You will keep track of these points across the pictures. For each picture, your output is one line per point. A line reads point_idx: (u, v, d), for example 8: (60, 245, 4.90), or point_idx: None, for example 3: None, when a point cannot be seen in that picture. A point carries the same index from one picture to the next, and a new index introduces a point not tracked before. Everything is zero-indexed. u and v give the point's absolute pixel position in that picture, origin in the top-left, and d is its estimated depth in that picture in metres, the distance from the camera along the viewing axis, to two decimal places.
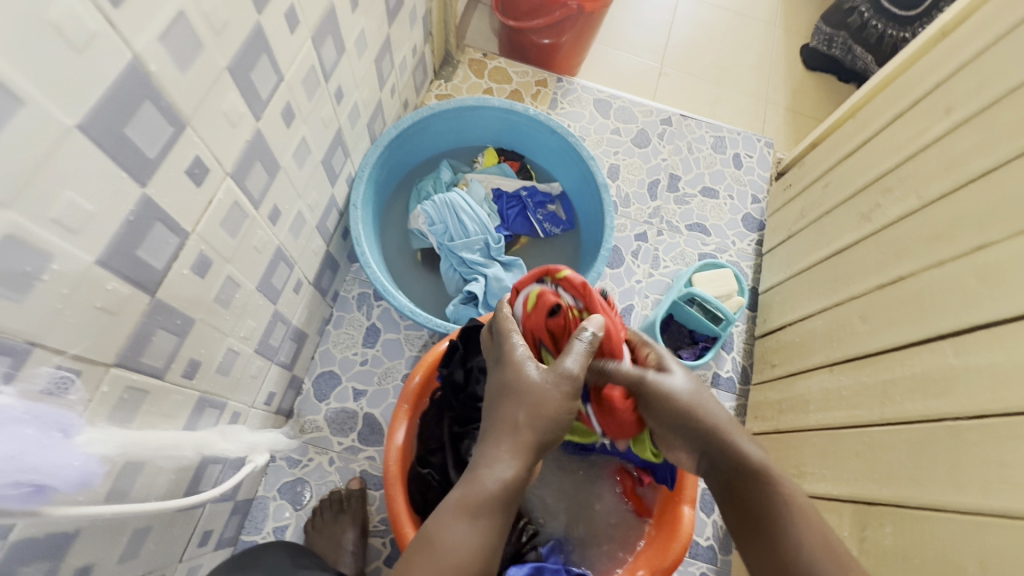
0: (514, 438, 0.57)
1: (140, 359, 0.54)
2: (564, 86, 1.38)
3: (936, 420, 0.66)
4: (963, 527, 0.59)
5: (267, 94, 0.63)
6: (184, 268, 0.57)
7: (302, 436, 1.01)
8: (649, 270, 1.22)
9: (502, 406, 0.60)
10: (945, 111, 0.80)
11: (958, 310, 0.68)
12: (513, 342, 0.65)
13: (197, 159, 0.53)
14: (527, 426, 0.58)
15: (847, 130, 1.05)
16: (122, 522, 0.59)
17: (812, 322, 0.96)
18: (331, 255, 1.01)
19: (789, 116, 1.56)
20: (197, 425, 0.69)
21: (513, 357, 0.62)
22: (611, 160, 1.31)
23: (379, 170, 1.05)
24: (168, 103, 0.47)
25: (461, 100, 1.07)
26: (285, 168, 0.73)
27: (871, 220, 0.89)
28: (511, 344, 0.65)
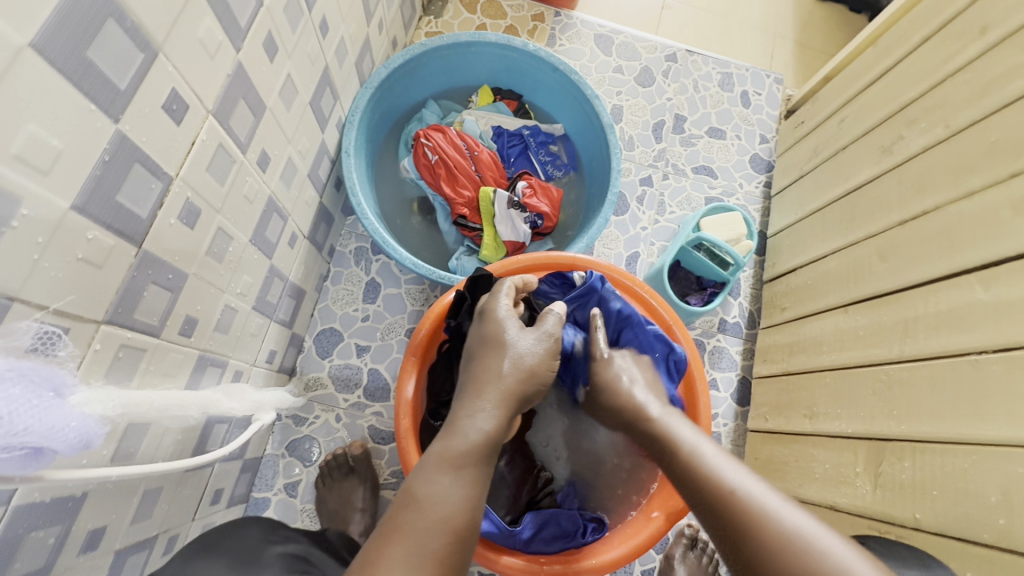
0: (498, 387, 0.57)
1: (134, 317, 0.51)
2: (563, 21, 1.29)
3: (958, 355, 0.65)
4: (984, 460, 0.59)
5: (247, 21, 0.56)
6: (171, 218, 0.52)
7: (307, 394, 1.00)
8: (655, 217, 1.18)
9: (485, 357, 0.60)
10: (981, 32, 0.75)
11: (986, 243, 0.65)
12: (498, 299, 0.65)
13: (174, 92, 0.48)
14: (511, 376, 0.58)
15: (867, 60, 0.99)
16: (132, 484, 0.58)
17: (825, 263, 0.94)
18: (324, 208, 0.96)
19: (798, 51, 1.48)
20: (199, 385, 0.66)
21: (495, 314, 0.63)
22: (614, 101, 1.25)
23: (370, 115, 0.98)
24: (135, 24, 0.41)
25: (455, 36, 1.00)
26: (272, 108, 0.67)
27: (893, 154, 0.85)
28: (496, 301, 0.65)
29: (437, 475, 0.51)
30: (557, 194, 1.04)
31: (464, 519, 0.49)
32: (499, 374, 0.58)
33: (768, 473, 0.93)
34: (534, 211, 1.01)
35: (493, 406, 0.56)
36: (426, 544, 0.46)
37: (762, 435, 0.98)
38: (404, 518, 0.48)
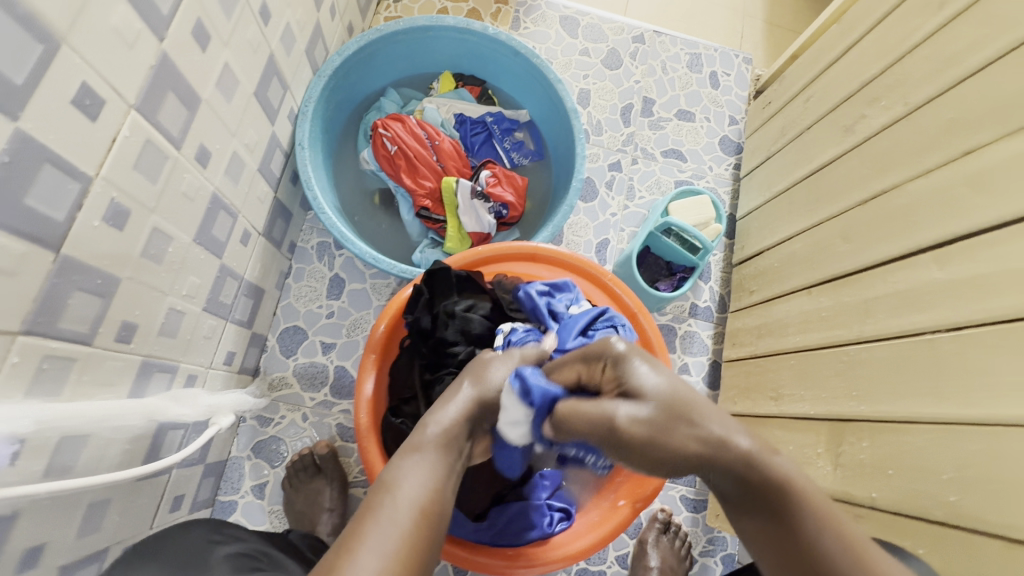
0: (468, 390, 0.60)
1: (57, 326, 0.48)
2: (527, 3, 1.26)
3: (914, 334, 0.65)
4: (938, 438, 0.59)
5: (171, 8, 0.53)
6: (95, 220, 0.49)
7: (271, 394, 0.97)
8: (624, 202, 1.17)
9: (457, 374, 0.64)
10: (939, 6, 0.74)
11: (942, 221, 0.65)
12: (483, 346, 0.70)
13: (86, 86, 0.45)
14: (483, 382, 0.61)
15: (831, 37, 0.98)
16: (73, 498, 0.55)
17: (791, 245, 0.94)
18: (281, 202, 0.93)
19: (767, 30, 1.47)
20: (144, 392, 0.64)
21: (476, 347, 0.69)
22: (581, 84, 1.22)
23: (325, 104, 0.95)
24: (30, 13, 0.38)
25: (412, 20, 0.96)
26: (209, 100, 0.64)
27: (855, 133, 0.84)
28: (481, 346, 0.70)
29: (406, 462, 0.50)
30: (521, 183, 1.02)
31: (436, 507, 0.47)
32: (475, 381, 0.61)
33: None
34: (498, 200, 0.99)
35: (464, 403, 0.57)
36: (395, 522, 0.44)
37: None
38: (378, 502, 0.46)
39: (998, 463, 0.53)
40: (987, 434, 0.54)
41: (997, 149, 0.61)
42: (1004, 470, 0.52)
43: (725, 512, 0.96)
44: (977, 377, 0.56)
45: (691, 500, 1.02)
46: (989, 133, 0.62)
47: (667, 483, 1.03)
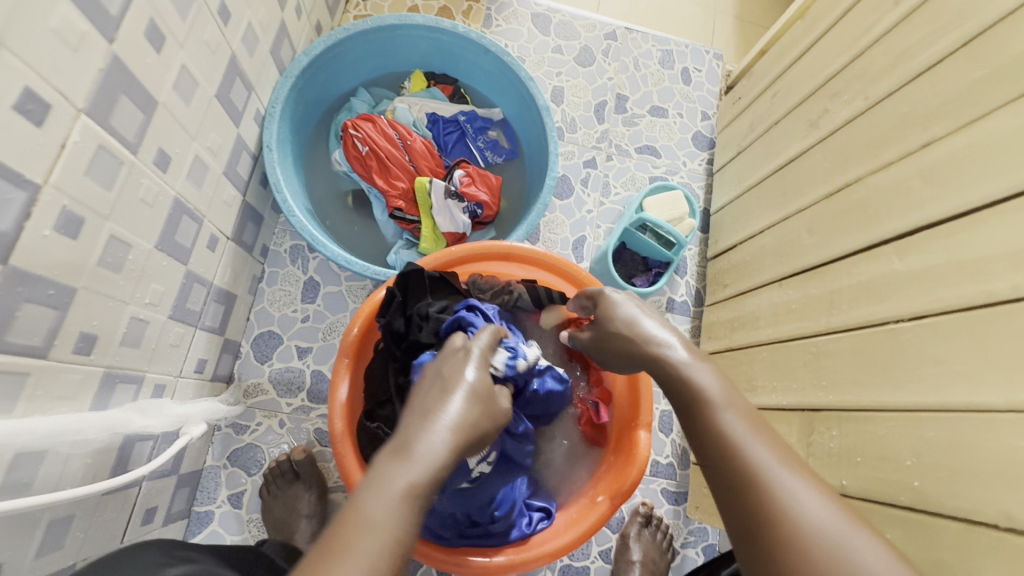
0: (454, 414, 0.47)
1: (8, 339, 0.47)
2: (498, 1, 1.25)
3: (878, 324, 0.66)
4: (902, 424, 0.60)
5: (119, 10, 0.52)
6: (45, 229, 0.48)
7: (247, 401, 0.96)
8: (600, 199, 1.17)
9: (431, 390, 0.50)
10: (895, 1, 0.75)
11: (902, 213, 0.67)
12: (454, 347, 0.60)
13: (28, 91, 0.43)
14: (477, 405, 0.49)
15: (797, 32, 1.00)
16: (31, 517, 0.54)
17: (762, 239, 0.95)
18: (250, 206, 0.91)
19: (738, 25, 1.48)
20: (107, 404, 0.62)
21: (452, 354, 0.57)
22: (554, 82, 1.22)
23: (293, 105, 0.93)
24: None
25: (380, 19, 0.95)
26: (165, 103, 0.62)
27: (820, 127, 0.85)
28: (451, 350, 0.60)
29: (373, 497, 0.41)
30: (496, 181, 1.02)
31: (407, 556, 0.39)
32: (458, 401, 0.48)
33: None
34: (472, 200, 0.98)
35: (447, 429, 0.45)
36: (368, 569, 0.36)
37: None
38: (345, 548, 0.37)
39: (958, 448, 0.54)
40: (947, 420, 0.55)
41: (951, 141, 0.62)
42: (964, 454, 0.53)
43: (705, 504, 0.97)
44: (937, 365, 0.58)
45: (672, 492, 1.03)
46: (945, 126, 0.64)
47: (648, 477, 1.04)
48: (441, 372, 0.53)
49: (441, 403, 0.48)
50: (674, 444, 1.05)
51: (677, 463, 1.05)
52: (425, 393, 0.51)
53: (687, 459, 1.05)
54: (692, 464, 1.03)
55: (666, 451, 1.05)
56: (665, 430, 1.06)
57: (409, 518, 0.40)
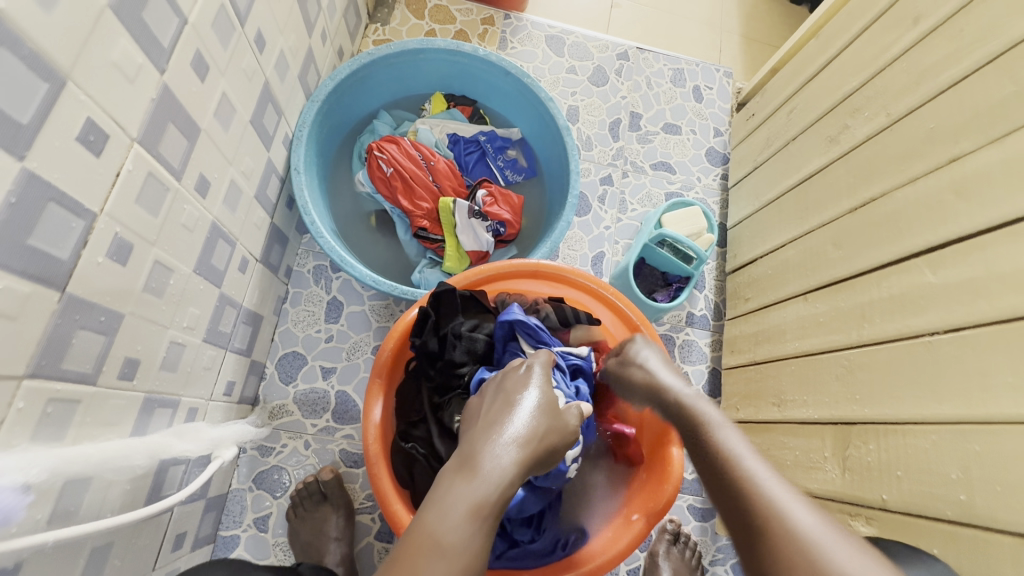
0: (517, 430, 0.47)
1: (62, 366, 0.47)
2: (513, 23, 1.28)
3: (912, 337, 0.67)
4: (943, 437, 0.60)
5: (170, 42, 0.53)
6: (99, 257, 0.48)
7: (272, 422, 0.95)
8: (617, 215, 1.18)
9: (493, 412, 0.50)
10: (913, 21, 0.77)
11: (931, 227, 0.67)
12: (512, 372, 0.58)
13: (90, 122, 0.44)
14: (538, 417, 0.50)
15: (810, 52, 1.02)
16: (75, 545, 0.53)
17: (784, 253, 0.96)
18: (277, 227, 0.92)
19: (745, 44, 1.51)
20: (146, 429, 0.62)
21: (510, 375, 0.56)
22: (569, 101, 1.24)
23: (319, 128, 0.95)
24: (33, 52, 0.38)
25: (403, 44, 0.97)
26: (207, 130, 0.63)
27: (840, 143, 0.87)
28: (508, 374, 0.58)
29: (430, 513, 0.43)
30: (517, 200, 1.03)
31: (479, 568, 0.41)
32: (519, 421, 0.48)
33: None
34: (495, 218, 0.99)
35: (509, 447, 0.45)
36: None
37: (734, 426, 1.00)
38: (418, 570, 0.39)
39: (1006, 462, 0.54)
40: (992, 434, 0.56)
41: (979, 157, 0.63)
42: (1012, 467, 0.53)
43: None
44: (978, 378, 0.58)
45: (699, 508, 1.03)
46: (971, 142, 0.65)
47: None
48: (501, 387, 0.55)
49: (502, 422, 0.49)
50: (699, 460, 1.04)
51: None
52: (484, 411, 0.52)
53: None
54: None
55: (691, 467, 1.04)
56: None
57: (479, 535, 0.42)
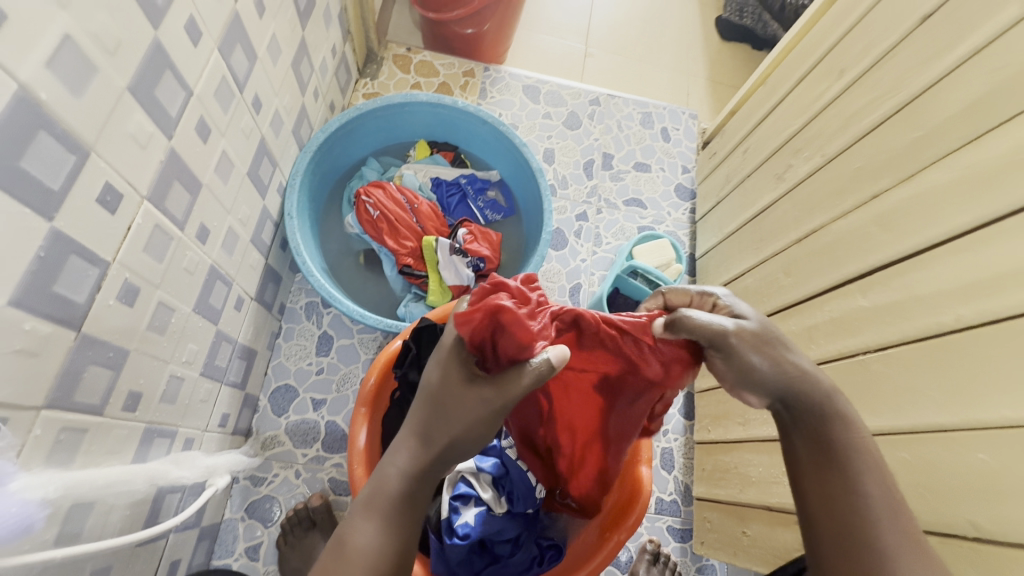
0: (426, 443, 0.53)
1: (74, 398, 0.53)
2: (492, 75, 1.39)
3: (850, 355, 0.73)
4: (879, 447, 0.66)
5: (177, 111, 0.61)
6: (109, 299, 0.55)
7: (264, 453, 1.00)
8: (593, 249, 1.25)
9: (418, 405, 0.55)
10: (839, 74, 0.88)
11: (861, 255, 0.75)
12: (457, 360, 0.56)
13: (108, 185, 0.52)
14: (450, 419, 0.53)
15: (759, 98, 1.12)
16: (78, 565, 0.58)
17: (744, 280, 1.03)
18: (271, 267, 0.99)
19: (710, 87, 1.63)
20: (146, 457, 0.67)
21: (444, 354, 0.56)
22: (546, 144, 1.34)
23: (311, 176, 1.03)
24: (65, 132, 0.46)
25: (388, 98, 1.06)
26: (208, 184, 0.71)
27: (786, 179, 0.96)
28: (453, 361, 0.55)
29: (366, 521, 0.52)
30: (496, 238, 1.11)
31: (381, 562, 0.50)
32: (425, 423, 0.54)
33: (716, 480, 1.00)
34: (475, 254, 1.06)
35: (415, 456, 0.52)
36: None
37: (707, 446, 1.05)
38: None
39: (929, 467, 0.59)
40: (916, 441, 0.61)
41: (895, 193, 0.71)
42: (933, 471, 0.59)
43: (710, 539, 0.99)
44: (903, 391, 0.64)
45: (678, 529, 1.05)
46: (889, 180, 0.73)
47: (654, 515, 1.06)
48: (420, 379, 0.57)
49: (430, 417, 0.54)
50: (677, 481, 1.08)
51: (681, 500, 1.07)
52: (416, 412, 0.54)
53: (690, 496, 1.08)
54: (695, 501, 1.06)
55: (669, 488, 1.08)
56: (667, 467, 1.09)
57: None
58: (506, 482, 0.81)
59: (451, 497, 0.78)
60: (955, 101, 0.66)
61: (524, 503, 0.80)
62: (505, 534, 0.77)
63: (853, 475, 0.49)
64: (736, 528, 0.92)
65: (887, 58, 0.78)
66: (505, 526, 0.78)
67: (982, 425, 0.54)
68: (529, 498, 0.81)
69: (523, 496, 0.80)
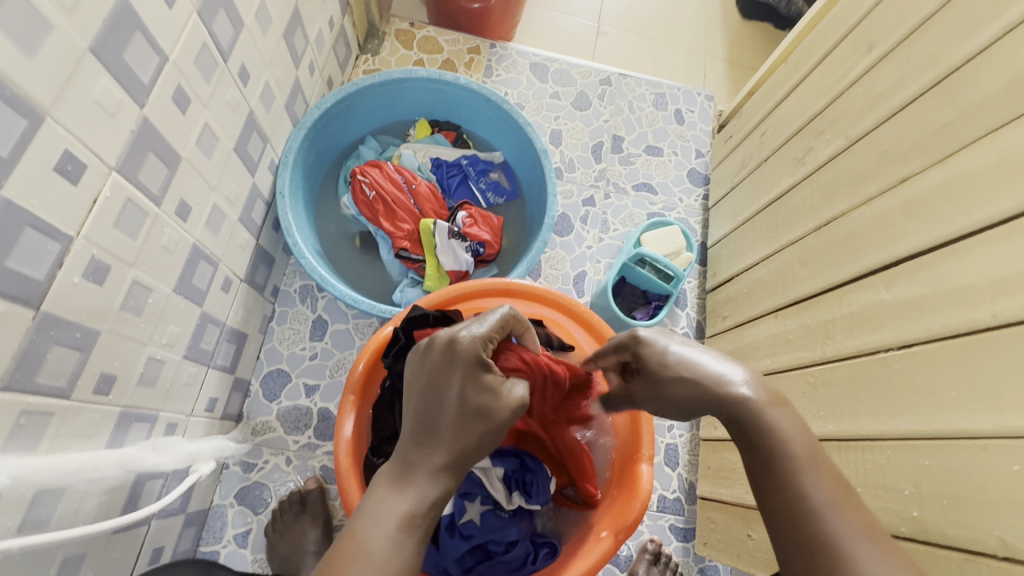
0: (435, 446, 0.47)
1: (36, 380, 0.50)
2: (498, 52, 1.33)
3: (870, 353, 0.67)
4: (899, 453, 0.61)
5: (150, 78, 0.57)
6: (74, 277, 0.52)
7: (254, 438, 0.98)
8: (599, 235, 1.20)
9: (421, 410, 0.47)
10: (868, 49, 0.81)
11: (886, 244, 0.69)
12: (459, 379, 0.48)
13: (69, 153, 0.48)
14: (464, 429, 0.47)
15: (779, 77, 1.06)
16: (45, 554, 0.56)
17: (757, 271, 0.97)
18: (262, 249, 0.95)
19: (728, 69, 1.55)
20: (122, 442, 0.64)
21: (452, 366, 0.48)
22: (553, 125, 1.28)
23: (305, 154, 0.99)
24: (15, 93, 0.42)
25: (386, 73, 1.02)
26: (189, 158, 0.67)
27: (806, 163, 0.89)
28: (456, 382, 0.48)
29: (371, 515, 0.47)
30: (497, 222, 1.06)
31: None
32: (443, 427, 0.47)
33: (721, 480, 0.95)
34: (475, 239, 1.03)
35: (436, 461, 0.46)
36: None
37: (713, 443, 1.01)
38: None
39: (955, 477, 0.54)
40: (941, 448, 0.56)
41: (926, 177, 0.65)
42: (958, 482, 0.54)
43: (713, 540, 0.95)
44: (929, 393, 0.59)
45: (680, 528, 1.01)
46: (919, 163, 0.67)
47: (655, 512, 1.02)
48: (434, 391, 0.48)
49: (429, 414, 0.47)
50: (681, 478, 1.04)
51: (684, 498, 1.03)
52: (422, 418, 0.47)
53: (694, 494, 1.03)
54: (699, 500, 1.01)
55: (672, 485, 1.04)
56: (671, 464, 1.05)
57: (392, 535, 0.45)
58: (523, 473, 0.80)
59: (457, 495, 0.76)
60: (996, 76, 0.59)
61: (543, 493, 0.79)
62: (507, 536, 0.75)
63: (792, 467, 0.48)
64: (741, 530, 0.88)
65: (922, 29, 0.72)
66: (509, 528, 0.75)
67: (1015, 433, 0.49)
68: (547, 489, 0.80)
69: (541, 488, 0.79)
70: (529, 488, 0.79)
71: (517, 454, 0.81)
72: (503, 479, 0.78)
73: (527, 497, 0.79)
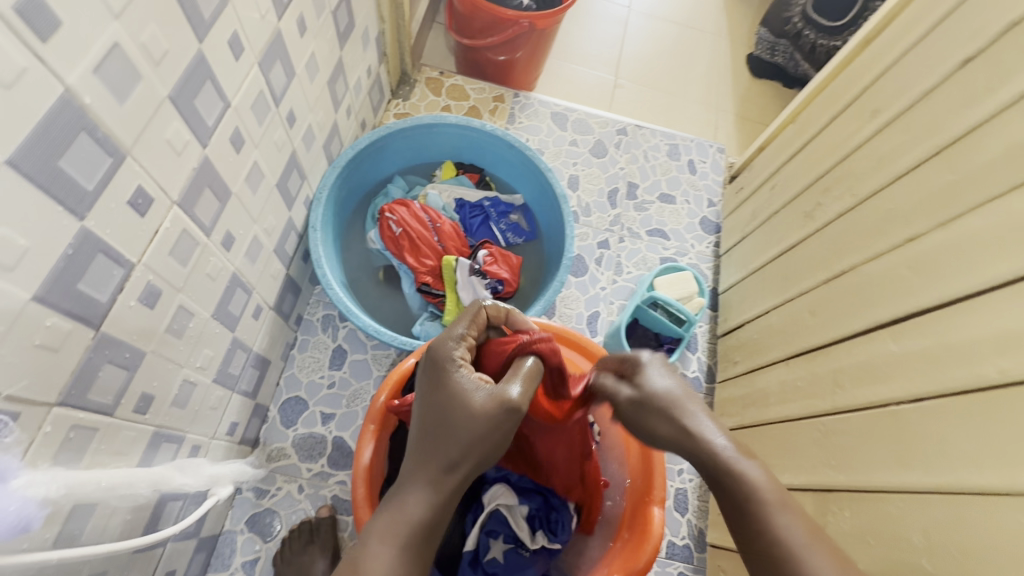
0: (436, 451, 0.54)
1: (87, 397, 0.53)
2: (521, 101, 1.40)
3: (881, 405, 0.69)
4: (913, 504, 0.62)
5: (214, 121, 0.63)
6: (131, 301, 0.55)
7: (269, 464, 0.99)
8: (613, 277, 1.24)
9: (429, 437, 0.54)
10: (873, 114, 0.86)
11: (893, 299, 0.72)
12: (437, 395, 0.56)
13: (140, 189, 0.53)
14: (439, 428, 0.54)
15: (789, 135, 1.11)
16: (74, 568, 0.57)
17: (768, 318, 1.00)
18: (292, 279, 1.00)
19: (739, 123, 1.63)
20: (152, 461, 0.66)
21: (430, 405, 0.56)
22: (570, 171, 1.34)
23: (338, 191, 1.05)
24: (105, 135, 0.47)
25: (417, 119, 1.09)
26: (237, 193, 0.72)
27: (815, 218, 0.93)
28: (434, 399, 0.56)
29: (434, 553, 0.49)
30: (516, 261, 1.10)
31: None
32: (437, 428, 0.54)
33: None
34: (495, 277, 1.06)
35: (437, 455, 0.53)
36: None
37: None
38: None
39: (966, 531, 0.55)
40: (956, 502, 0.57)
41: (931, 238, 0.69)
42: (973, 538, 0.54)
43: None
44: (942, 447, 0.60)
45: None
46: (924, 224, 0.71)
47: (665, 559, 1.01)
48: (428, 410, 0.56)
49: (438, 428, 0.53)
50: (690, 524, 1.03)
51: (694, 545, 1.02)
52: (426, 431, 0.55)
53: (704, 542, 1.02)
54: (709, 548, 1.00)
55: (681, 531, 1.03)
56: (681, 509, 1.05)
57: None
58: (547, 512, 0.80)
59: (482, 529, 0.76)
60: (997, 146, 0.64)
61: (567, 532, 0.79)
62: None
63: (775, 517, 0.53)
64: None
65: (924, 100, 0.77)
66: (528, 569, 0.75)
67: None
68: (570, 527, 0.80)
69: (565, 527, 0.79)
70: (554, 528, 0.79)
71: (541, 492, 0.81)
72: (528, 517, 0.79)
73: (551, 536, 0.78)
